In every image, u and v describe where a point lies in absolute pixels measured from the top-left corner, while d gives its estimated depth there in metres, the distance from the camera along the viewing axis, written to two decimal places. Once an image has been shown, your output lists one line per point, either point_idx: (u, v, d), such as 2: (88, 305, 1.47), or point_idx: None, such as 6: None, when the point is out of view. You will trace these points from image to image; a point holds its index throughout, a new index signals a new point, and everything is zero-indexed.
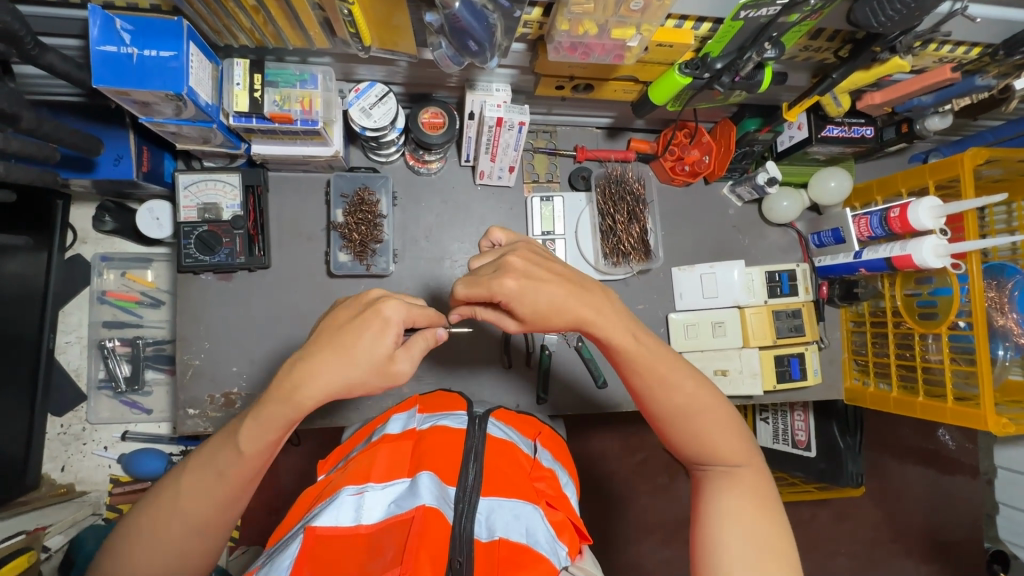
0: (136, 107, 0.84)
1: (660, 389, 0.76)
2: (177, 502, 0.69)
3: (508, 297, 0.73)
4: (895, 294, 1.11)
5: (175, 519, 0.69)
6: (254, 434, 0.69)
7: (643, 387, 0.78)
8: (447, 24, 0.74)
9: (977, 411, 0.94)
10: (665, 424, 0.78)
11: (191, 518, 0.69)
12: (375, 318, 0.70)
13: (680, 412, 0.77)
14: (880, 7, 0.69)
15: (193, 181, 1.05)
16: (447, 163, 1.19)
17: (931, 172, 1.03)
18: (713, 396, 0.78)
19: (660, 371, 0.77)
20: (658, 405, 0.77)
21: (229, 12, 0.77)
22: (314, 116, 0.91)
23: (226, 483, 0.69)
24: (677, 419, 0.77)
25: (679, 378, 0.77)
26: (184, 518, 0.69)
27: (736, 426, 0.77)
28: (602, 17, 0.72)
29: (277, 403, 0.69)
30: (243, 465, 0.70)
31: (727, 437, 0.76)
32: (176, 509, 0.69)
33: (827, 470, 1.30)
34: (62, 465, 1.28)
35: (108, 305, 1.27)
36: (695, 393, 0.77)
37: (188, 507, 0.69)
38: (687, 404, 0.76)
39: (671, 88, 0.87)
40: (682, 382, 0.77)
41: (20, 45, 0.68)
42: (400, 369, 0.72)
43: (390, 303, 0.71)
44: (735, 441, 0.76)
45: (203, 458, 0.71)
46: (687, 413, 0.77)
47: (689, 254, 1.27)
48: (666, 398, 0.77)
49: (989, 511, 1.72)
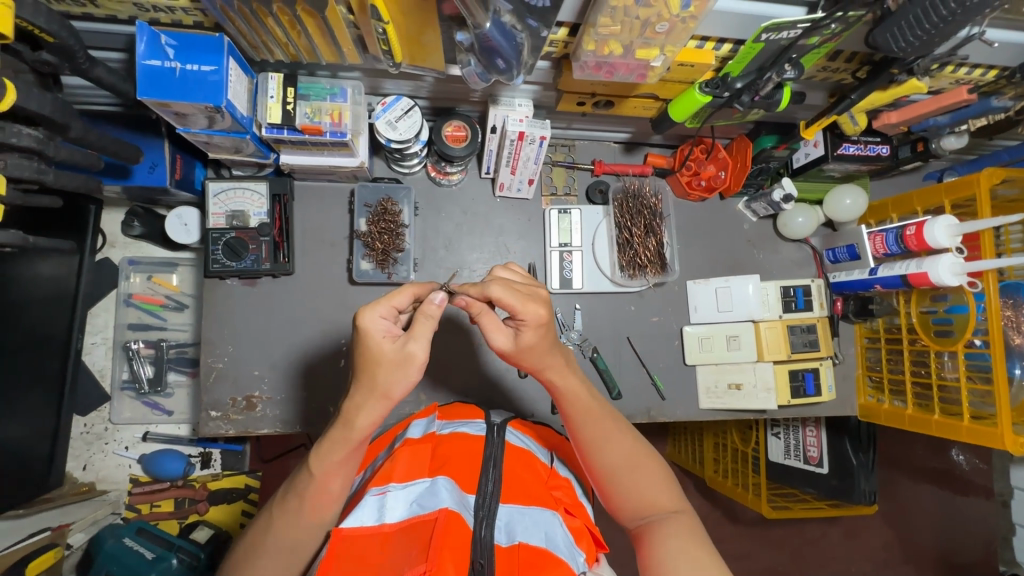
0: (173, 118, 0.87)
1: (596, 439, 0.80)
2: (270, 527, 0.74)
3: (528, 322, 0.75)
4: (910, 311, 1.12)
5: (268, 546, 0.73)
6: (326, 459, 0.72)
7: (585, 439, 0.81)
8: (477, 43, 0.77)
9: (994, 430, 0.94)
10: (606, 476, 0.80)
11: (283, 543, 0.73)
12: (367, 335, 0.70)
13: (620, 461, 0.80)
14: (901, 33, 0.70)
15: (223, 189, 1.07)
16: (468, 175, 1.21)
17: (947, 191, 1.04)
18: (644, 447, 0.83)
19: (602, 422, 0.81)
20: (601, 455, 0.80)
21: (267, 30, 0.80)
22: (343, 128, 0.94)
23: (307, 507, 0.73)
24: (615, 470, 0.79)
25: (617, 430, 0.82)
26: (276, 542, 0.73)
27: (670, 479, 0.81)
28: (628, 38, 0.74)
29: (342, 429, 0.72)
30: (322, 489, 0.73)
31: (662, 487, 0.79)
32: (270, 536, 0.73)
33: (839, 488, 1.28)
34: (84, 464, 1.30)
35: (134, 308, 1.31)
36: (632, 444, 0.81)
37: (279, 532, 0.73)
38: (626, 453, 0.80)
39: (691, 106, 0.90)
40: (616, 433, 0.82)
41: (72, 59, 0.71)
42: (417, 355, 0.69)
43: (367, 319, 0.70)
44: (670, 491, 0.79)
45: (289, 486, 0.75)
46: (625, 465, 0.80)
47: (703, 268, 1.28)
48: (607, 449, 0.80)
49: (1004, 534, 1.70)
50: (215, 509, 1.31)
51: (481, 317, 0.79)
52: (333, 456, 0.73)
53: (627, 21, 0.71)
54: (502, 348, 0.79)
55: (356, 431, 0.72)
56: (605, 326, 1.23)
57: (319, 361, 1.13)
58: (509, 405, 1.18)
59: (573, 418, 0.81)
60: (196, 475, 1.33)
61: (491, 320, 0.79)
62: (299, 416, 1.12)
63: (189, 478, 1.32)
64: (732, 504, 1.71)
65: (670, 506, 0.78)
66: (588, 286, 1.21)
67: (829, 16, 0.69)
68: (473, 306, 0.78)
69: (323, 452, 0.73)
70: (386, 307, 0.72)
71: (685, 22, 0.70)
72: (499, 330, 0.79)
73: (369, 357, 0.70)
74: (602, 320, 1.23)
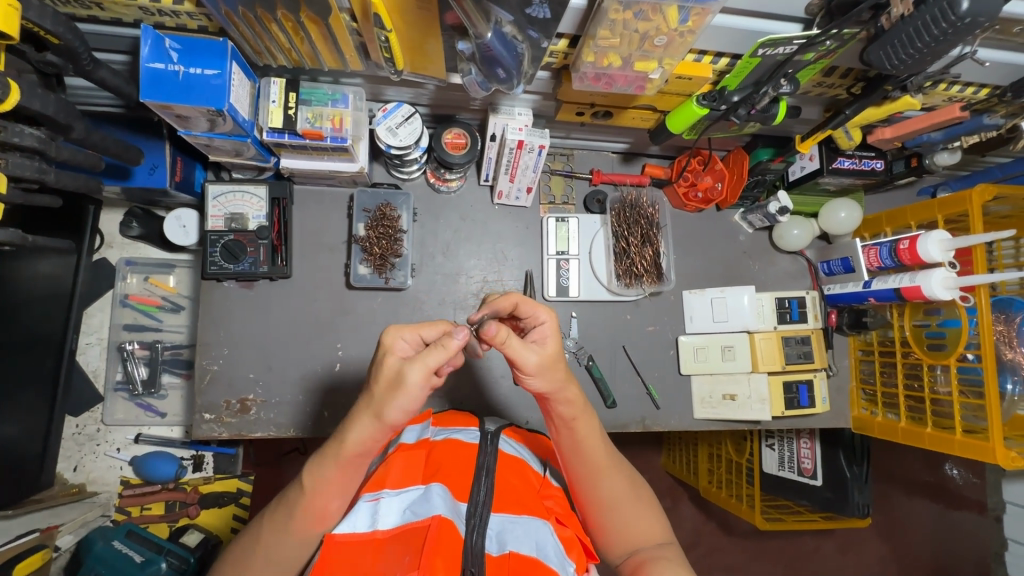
0: (175, 120, 0.88)
1: (599, 471, 0.81)
2: (260, 536, 0.75)
3: (547, 322, 0.77)
4: (903, 324, 1.13)
5: (259, 554, 0.75)
6: (319, 476, 0.72)
7: (586, 473, 0.81)
8: (478, 52, 0.78)
9: (985, 444, 0.95)
10: (601, 508, 0.81)
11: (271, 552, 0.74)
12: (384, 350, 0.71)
13: (616, 494, 0.81)
14: (893, 51, 0.72)
15: (223, 192, 1.08)
16: (467, 182, 1.22)
17: (940, 207, 1.05)
18: (637, 482, 0.85)
19: (603, 457, 0.81)
20: (599, 489, 0.81)
21: (270, 35, 0.81)
22: (344, 133, 0.94)
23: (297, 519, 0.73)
24: (611, 502, 0.81)
25: (613, 464, 0.82)
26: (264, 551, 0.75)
27: (658, 510, 0.84)
28: (627, 50, 0.75)
29: (334, 448, 0.71)
30: (312, 504, 0.73)
31: (651, 517, 0.82)
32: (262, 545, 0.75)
33: (833, 500, 1.28)
34: (75, 465, 1.29)
35: (130, 309, 1.31)
36: (626, 477, 0.83)
37: (268, 542, 0.74)
38: (621, 486, 0.82)
39: (688, 118, 0.91)
40: (615, 469, 0.82)
41: (77, 61, 0.72)
42: (410, 377, 0.64)
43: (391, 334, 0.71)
44: (658, 520, 0.83)
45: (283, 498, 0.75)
46: (620, 499, 0.81)
47: (700, 278, 1.29)
48: (604, 483, 0.81)
49: (997, 550, 1.70)
50: (208, 513, 1.31)
51: (507, 339, 0.71)
52: (326, 473, 0.72)
53: (626, 34, 0.72)
54: (536, 365, 0.72)
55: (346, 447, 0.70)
56: (601, 334, 1.23)
57: (316, 365, 1.13)
58: (504, 412, 1.18)
59: (575, 454, 0.80)
60: (188, 478, 1.32)
61: (519, 341, 0.71)
62: (294, 420, 1.12)
63: (181, 481, 1.31)
64: (726, 515, 1.70)
65: (659, 535, 0.81)
66: (585, 295, 1.22)
67: (824, 33, 0.70)
68: (500, 331, 0.70)
69: (318, 469, 0.72)
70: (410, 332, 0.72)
71: (683, 36, 0.71)
72: (526, 349, 0.72)
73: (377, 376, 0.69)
74: (599, 328, 1.23)
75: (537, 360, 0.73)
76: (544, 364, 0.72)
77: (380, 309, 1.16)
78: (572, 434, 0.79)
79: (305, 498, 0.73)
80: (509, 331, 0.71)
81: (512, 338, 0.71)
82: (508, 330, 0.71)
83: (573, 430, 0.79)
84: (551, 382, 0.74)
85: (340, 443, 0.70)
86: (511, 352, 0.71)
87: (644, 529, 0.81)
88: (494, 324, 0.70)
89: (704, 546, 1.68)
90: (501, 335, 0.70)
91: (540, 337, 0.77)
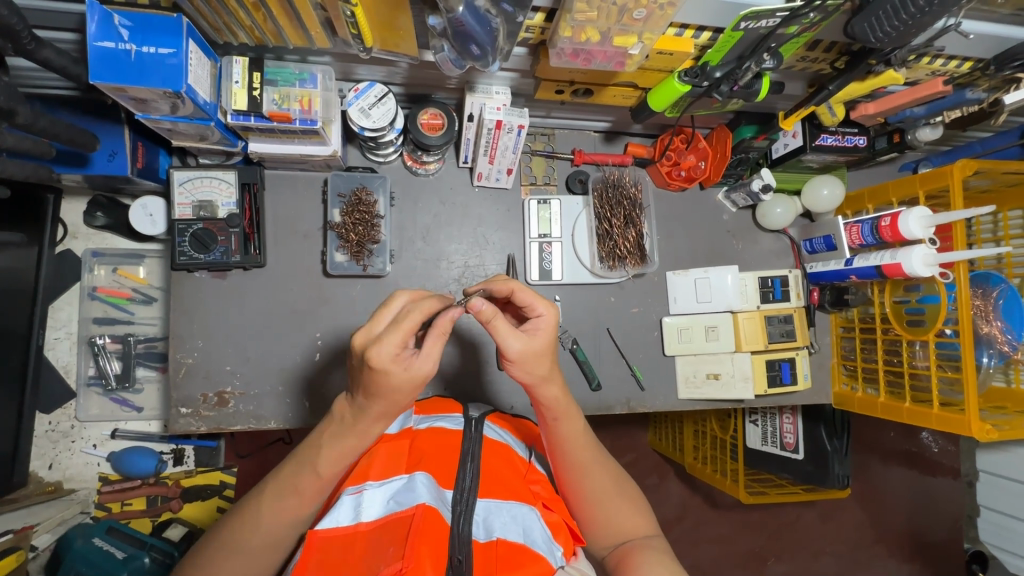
0: (132, 104, 0.82)
1: (583, 468, 0.82)
2: (249, 516, 0.74)
3: (545, 318, 0.77)
4: (884, 300, 1.13)
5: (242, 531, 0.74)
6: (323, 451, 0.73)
7: (573, 465, 0.82)
8: (450, 27, 0.73)
9: (961, 417, 0.96)
10: (587, 504, 0.82)
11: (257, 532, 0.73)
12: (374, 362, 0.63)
13: (602, 489, 0.82)
14: (878, 23, 0.69)
15: (189, 177, 1.03)
16: (445, 164, 1.18)
17: (922, 182, 1.05)
18: (622, 479, 0.85)
19: (587, 451, 0.83)
20: (586, 482, 0.82)
21: (229, 11, 0.77)
22: (313, 115, 0.90)
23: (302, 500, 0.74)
24: (597, 496, 0.82)
25: (598, 459, 0.84)
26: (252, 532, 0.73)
27: (643, 504, 0.85)
28: (605, 25, 0.72)
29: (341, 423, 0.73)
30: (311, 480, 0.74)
31: (635, 511, 0.83)
32: (248, 523, 0.74)
33: (813, 472, 1.30)
34: (49, 463, 1.26)
35: (99, 301, 1.26)
36: (611, 472, 0.84)
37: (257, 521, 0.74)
38: (606, 481, 0.83)
39: (670, 95, 0.89)
40: (601, 465, 0.84)
41: (16, 40, 0.66)
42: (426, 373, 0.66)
43: (376, 348, 0.62)
44: (643, 515, 0.83)
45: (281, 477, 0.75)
46: (606, 492, 0.82)
47: (684, 258, 1.28)
48: (589, 476, 0.82)
49: (969, 513, 1.75)
50: (191, 507, 1.29)
51: (493, 320, 0.72)
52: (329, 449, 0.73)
53: (604, 7, 0.69)
54: (518, 353, 0.73)
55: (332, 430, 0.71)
56: (585, 317, 1.22)
57: (294, 354, 1.11)
58: (489, 397, 1.18)
59: (561, 446, 0.82)
60: (169, 472, 1.30)
61: (506, 325, 0.73)
62: (275, 411, 1.10)
63: (162, 476, 1.30)
64: (711, 489, 1.73)
65: (643, 532, 0.81)
66: (568, 277, 1.20)
67: (807, 5, 0.68)
68: (488, 310, 0.72)
69: (323, 445, 0.74)
70: (396, 335, 0.63)
71: (663, 9, 0.68)
72: (512, 334, 0.73)
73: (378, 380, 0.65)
74: (582, 311, 1.22)
75: (520, 349, 0.73)
76: (525, 353, 0.73)
77: (359, 297, 1.13)
78: (558, 426, 0.81)
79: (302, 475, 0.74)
80: (497, 312, 0.72)
81: (500, 319, 0.73)
82: (496, 309, 0.73)
83: (559, 422, 0.80)
84: (529, 372, 0.75)
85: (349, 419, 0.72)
86: (495, 335, 0.73)
87: (630, 522, 0.82)
88: (483, 302, 0.71)
89: (690, 520, 1.71)
90: (487, 313, 0.72)
91: (533, 328, 0.77)
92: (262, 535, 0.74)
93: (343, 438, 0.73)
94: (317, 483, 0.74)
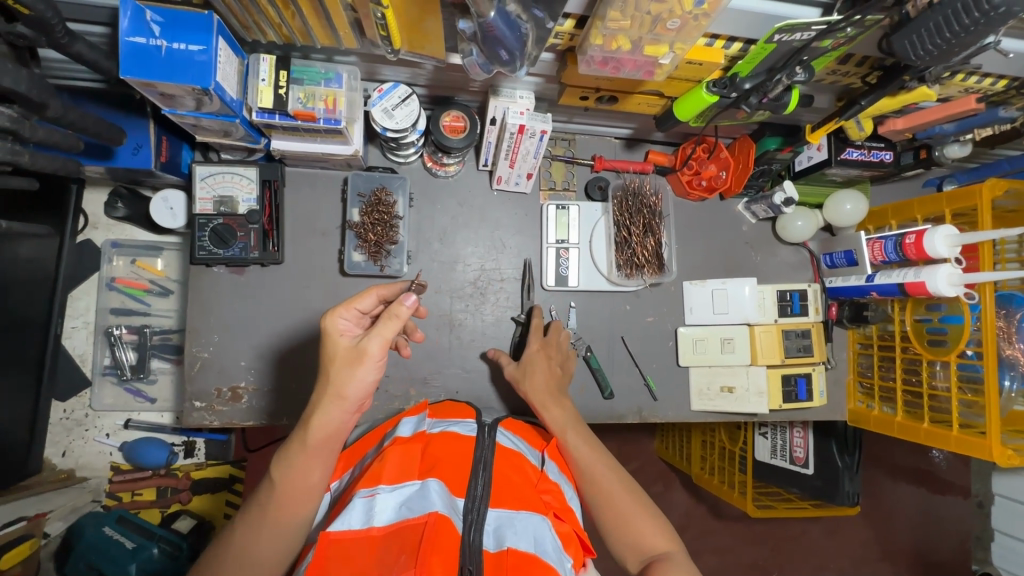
0: (159, 98, 0.83)
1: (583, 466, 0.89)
2: (231, 537, 0.73)
3: None
4: (904, 319, 1.11)
5: (225, 552, 0.72)
6: (287, 466, 0.72)
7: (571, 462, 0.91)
8: (479, 32, 0.73)
9: (982, 441, 0.94)
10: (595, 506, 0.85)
11: (239, 552, 0.72)
12: (328, 335, 0.74)
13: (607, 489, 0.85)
14: (920, 40, 0.68)
15: (211, 172, 1.03)
16: (465, 166, 1.18)
17: (949, 201, 1.03)
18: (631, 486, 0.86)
19: (585, 449, 0.91)
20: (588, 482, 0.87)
21: (259, 9, 0.77)
22: (338, 115, 0.90)
23: (273, 513, 0.72)
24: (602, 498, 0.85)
25: (605, 470, 0.88)
26: (234, 552, 0.72)
27: (661, 519, 0.82)
28: (637, 33, 0.71)
29: (301, 433, 0.73)
30: (282, 496, 0.72)
31: (650, 523, 0.81)
32: (231, 546, 0.72)
33: (823, 488, 1.29)
34: (63, 450, 1.27)
35: (117, 292, 1.28)
36: (620, 481, 0.87)
37: (239, 542, 0.72)
38: (613, 488, 0.85)
39: (696, 106, 0.88)
40: (604, 469, 0.88)
41: (50, 33, 0.67)
42: (370, 351, 0.69)
43: (329, 320, 0.74)
44: (659, 529, 0.80)
45: (255, 499, 0.74)
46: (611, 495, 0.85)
47: (702, 269, 1.27)
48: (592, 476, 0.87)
49: (977, 534, 1.73)
50: (199, 499, 1.30)
51: None
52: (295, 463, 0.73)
53: (638, 16, 0.68)
54: None
55: (310, 434, 0.72)
56: (600, 324, 1.21)
57: (308, 351, 1.11)
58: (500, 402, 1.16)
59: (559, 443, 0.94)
60: (180, 464, 1.31)
61: None
62: (286, 408, 1.10)
63: (173, 467, 1.31)
64: (717, 500, 1.72)
65: (661, 548, 0.78)
66: (584, 284, 1.19)
67: (845, 20, 0.66)
68: None
69: (287, 458, 0.73)
70: (348, 310, 0.75)
71: (698, 19, 0.67)
72: None
73: (329, 358, 0.72)
74: (596, 319, 1.21)
75: None
76: None
77: None
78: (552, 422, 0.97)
79: (275, 492, 0.72)
80: None
81: None
82: None
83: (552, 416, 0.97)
84: None
85: (306, 428, 0.72)
86: None
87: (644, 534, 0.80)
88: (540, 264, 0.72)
89: (694, 530, 1.69)
90: None
91: None
92: (240, 554, 0.71)
93: (303, 452, 0.72)
94: (287, 495, 0.72)
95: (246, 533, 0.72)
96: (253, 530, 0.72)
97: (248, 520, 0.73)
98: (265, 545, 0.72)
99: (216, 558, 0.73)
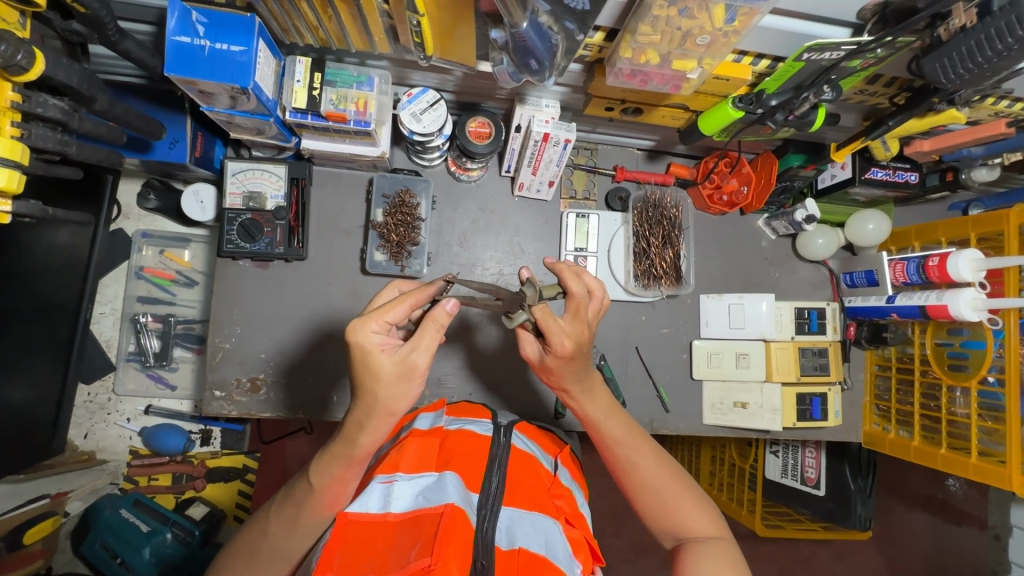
0: (198, 95, 0.86)
1: (622, 449, 0.85)
2: (267, 531, 0.75)
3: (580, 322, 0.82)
4: (925, 342, 1.10)
5: (256, 542, 0.75)
6: (326, 474, 0.72)
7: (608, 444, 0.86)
8: (512, 41, 0.74)
9: (1002, 470, 0.93)
10: (637, 488, 0.83)
11: (274, 544, 0.75)
12: (363, 351, 0.68)
13: (648, 472, 0.83)
14: (951, 64, 0.68)
15: (242, 169, 1.06)
16: (487, 172, 1.20)
17: (975, 225, 1.02)
18: (670, 468, 0.85)
19: (621, 430, 0.86)
20: (627, 465, 0.84)
21: (298, 12, 0.79)
22: (368, 117, 0.92)
23: (306, 514, 0.74)
24: (644, 482, 0.83)
25: (643, 446, 0.85)
26: (270, 544, 0.75)
27: (708, 504, 0.82)
28: (666, 48, 0.73)
29: (343, 445, 0.72)
30: (320, 500, 0.73)
31: (695, 507, 0.80)
32: (263, 539, 0.75)
33: (834, 511, 1.25)
34: (85, 432, 1.31)
35: (145, 281, 1.32)
36: (660, 462, 0.85)
37: (274, 537, 0.75)
38: (654, 471, 0.83)
39: (722, 119, 0.89)
40: (644, 451, 0.85)
41: (102, 30, 0.70)
42: (420, 364, 0.69)
43: (359, 334, 0.68)
44: (705, 514, 0.80)
45: (291, 496, 0.75)
46: (653, 478, 0.83)
47: (719, 282, 1.27)
48: (633, 459, 0.84)
49: (992, 568, 1.67)
50: (213, 487, 1.33)
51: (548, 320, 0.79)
52: (333, 471, 0.73)
53: (668, 31, 0.69)
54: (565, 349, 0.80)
55: (358, 448, 0.72)
56: (614, 334, 1.22)
57: (326, 346, 1.13)
58: (513, 406, 1.17)
59: (592, 423, 0.87)
60: (196, 452, 1.34)
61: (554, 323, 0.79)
62: (302, 401, 1.12)
63: (189, 454, 1.34)
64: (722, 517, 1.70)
65: (707, 532, 0.78)
66: None
67: (876, 40, 0.66)
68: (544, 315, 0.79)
69: (327, 466, 0.73)
70: (379, 322, 0.70)
71: (727, 36, 0.68)
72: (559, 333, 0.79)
73: (371, 375, 0.68)
74: (612, 328, 1.22)
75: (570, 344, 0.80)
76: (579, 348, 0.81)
77: None
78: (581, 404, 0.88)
79: (313, 496, 0.73)
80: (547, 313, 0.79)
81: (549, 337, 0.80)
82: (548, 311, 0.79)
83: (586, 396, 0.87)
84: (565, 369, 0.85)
85: (353, 444, 0.72)
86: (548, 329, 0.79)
87: (692, 520, 0.80)
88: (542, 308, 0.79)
89: None
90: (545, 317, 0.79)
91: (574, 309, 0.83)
92: (272, 545, 0.75)
93: (346, 465, 0.72)
94: (312, 494, 0.73)
95: (278, 526, 0.75)
96: (289, 526, 0.74)
97: (280, 515, 0.75)
98: (298, 539, 0.75)
99: (249, 546, 0.76)
